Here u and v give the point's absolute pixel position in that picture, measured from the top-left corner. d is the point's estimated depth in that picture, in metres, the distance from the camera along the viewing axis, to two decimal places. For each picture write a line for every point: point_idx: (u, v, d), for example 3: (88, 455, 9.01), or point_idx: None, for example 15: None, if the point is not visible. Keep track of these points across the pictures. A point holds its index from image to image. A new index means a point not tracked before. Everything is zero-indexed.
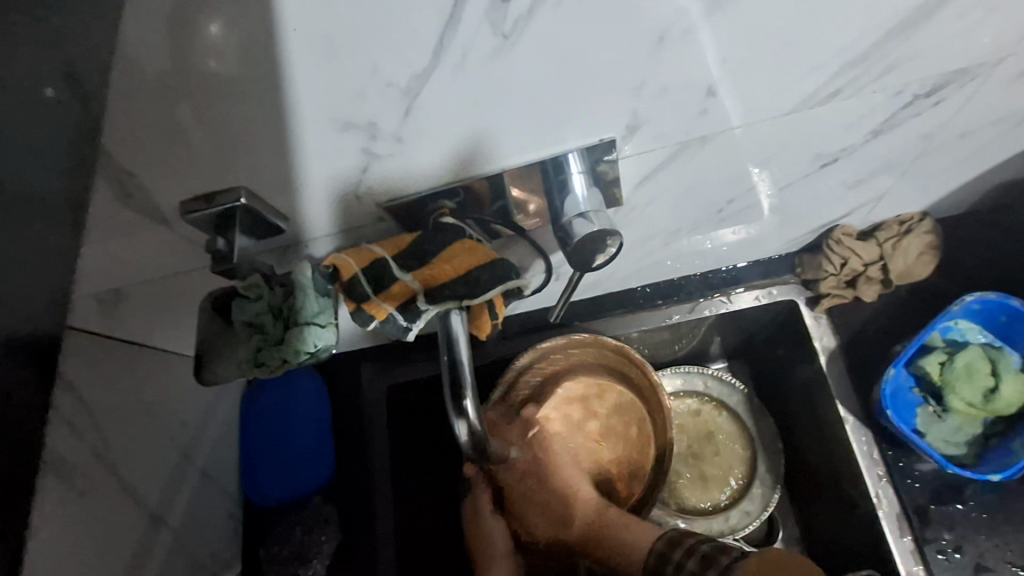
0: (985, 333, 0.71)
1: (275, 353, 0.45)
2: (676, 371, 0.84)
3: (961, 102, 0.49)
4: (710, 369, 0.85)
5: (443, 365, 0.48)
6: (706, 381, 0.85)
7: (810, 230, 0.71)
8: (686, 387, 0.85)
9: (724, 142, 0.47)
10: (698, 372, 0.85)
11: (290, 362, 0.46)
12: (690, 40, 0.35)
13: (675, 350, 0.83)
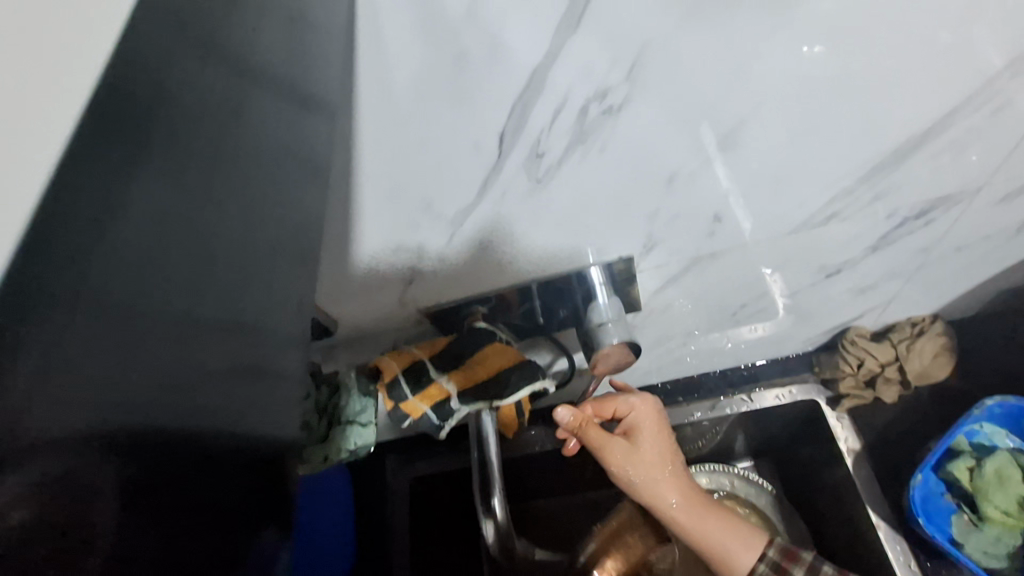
0: (1013, 438, 0.68)
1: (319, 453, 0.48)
2: (700, 470, 0.78)
3: (950, 223, 0.54)
4: (736, 469, 0.79)
5: (471, 464, 0.51)
6: (733, 481, 0.79)
7: (823, 330, 0.74)
8: (712, 487, 0.78)
9: (734, 257, 0.52)
10: (723, 470, 0.79)
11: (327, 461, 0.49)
12: (697, 179, 0.41)
13: (700, 448, 0.83)
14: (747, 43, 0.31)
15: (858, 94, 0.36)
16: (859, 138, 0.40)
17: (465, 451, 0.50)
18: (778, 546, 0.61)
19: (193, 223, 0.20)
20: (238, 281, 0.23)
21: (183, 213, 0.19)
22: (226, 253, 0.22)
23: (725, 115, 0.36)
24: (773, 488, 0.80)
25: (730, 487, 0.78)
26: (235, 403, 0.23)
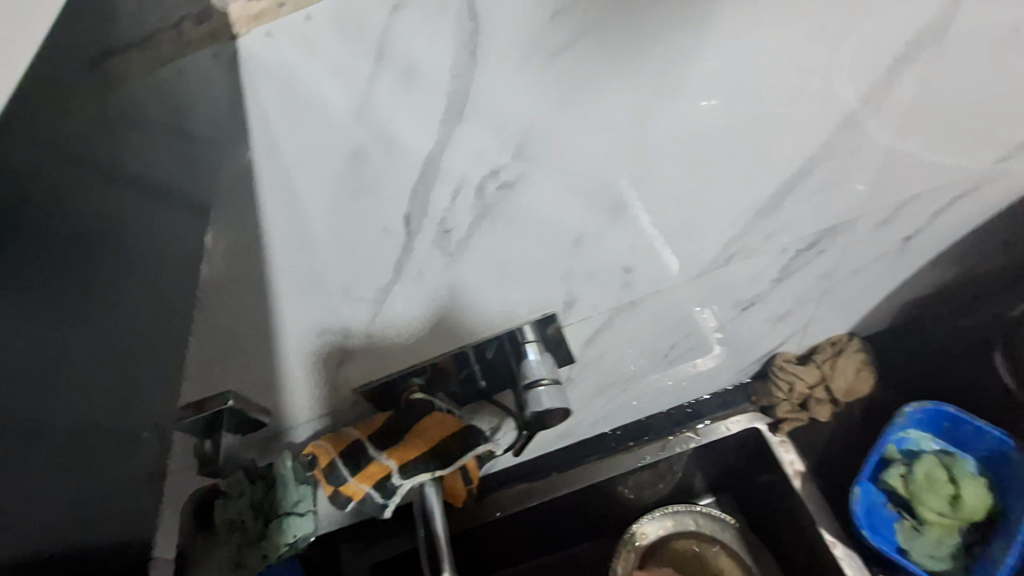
0: (938, 441, 0.71)
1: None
2: (664, 512, 0.82)
3: (838, 251, 0.58)
4: (698, 506, 0.83)
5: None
6: (697, 520, 0.82)
7: (753, 359, 0.78)
8: (677, 527, 0.82)
9: (652, 304, 0.55)
10: (687, 510, 0.82)
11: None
12: (601, 238, 0.44)
13: (660, 490, 0.84)
14: (618, 119, 0.35)
15: (727, 152, 0.40)
16: (738, 189, 0.44)
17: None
18: None
19: (78, 306, 0.22)
20: (133, 353, 0.25)
21: (69, 297, 0.22)
22: (111, 330, 0.24)
23: (615, 179, 0.39)
24: (737, 522, 0.83)
25: (694, 527, 0.81)
26: (119, 466, 0.26)
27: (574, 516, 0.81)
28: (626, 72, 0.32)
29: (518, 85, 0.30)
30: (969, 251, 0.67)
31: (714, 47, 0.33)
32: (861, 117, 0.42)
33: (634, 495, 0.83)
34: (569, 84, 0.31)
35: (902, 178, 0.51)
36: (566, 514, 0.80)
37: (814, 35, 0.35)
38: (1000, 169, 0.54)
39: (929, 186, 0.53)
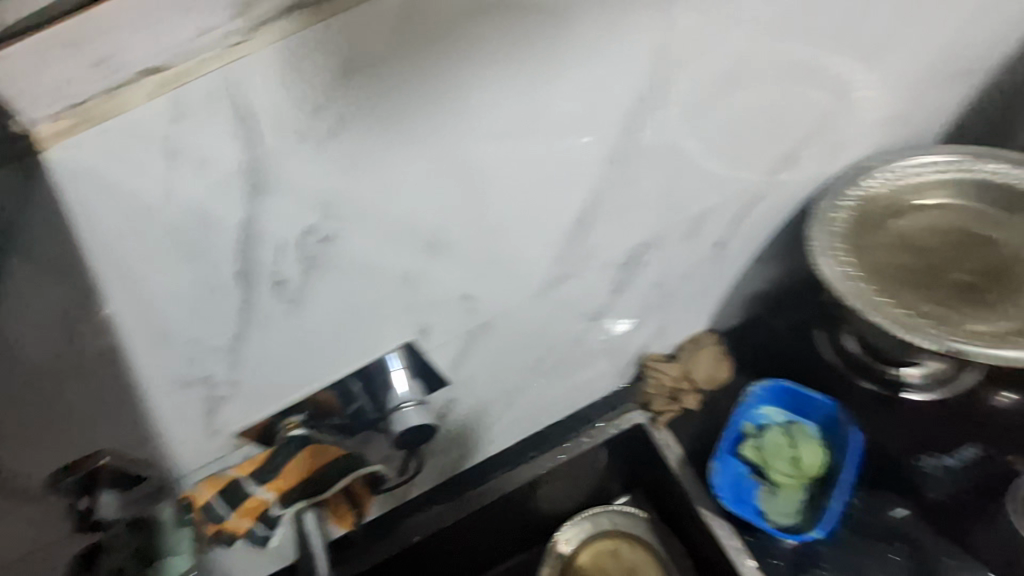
0: (783, 413, 0.81)
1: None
2: (582, 516, 0.94)
3: (660, 262, 0.69)
4: (613, 506, 0.95)
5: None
6: (612, 518, 0.95)
7: (625, 362, 0.87)
8: (596, 528, 0.94)
9: (503, 324, 0.63)
10: (602, 511, 0.95)
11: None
12: (428, 272, 0.52)
13: (571, 492, 0.93)
14: (410, 177, 0.43)
15: (518, 194, 0.49)
16: (540, 221, 0.53)
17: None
18: None
19: None
20: None
21: None
22: None
23: (423, 225, 0.47)
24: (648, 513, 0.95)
25: (610, 525, 0.94)
26: None
27: (502, 528, 0.91)
28: (404, 142, 0.41)
29: (311, 158, 0.38)
30: (784, 249, 0.78)
31: (474, 117, 0.42)
32: (624, 154, 0.52)
33: (548, 501, 0.92)
34: (356, 155, 0.40)
35: (690, 195, 0.61)
36: (494, 527, 0.90)
37: (555, 100, 0.44)
38: (774, 180, 0.66)
39: (718, 199, 0.64)
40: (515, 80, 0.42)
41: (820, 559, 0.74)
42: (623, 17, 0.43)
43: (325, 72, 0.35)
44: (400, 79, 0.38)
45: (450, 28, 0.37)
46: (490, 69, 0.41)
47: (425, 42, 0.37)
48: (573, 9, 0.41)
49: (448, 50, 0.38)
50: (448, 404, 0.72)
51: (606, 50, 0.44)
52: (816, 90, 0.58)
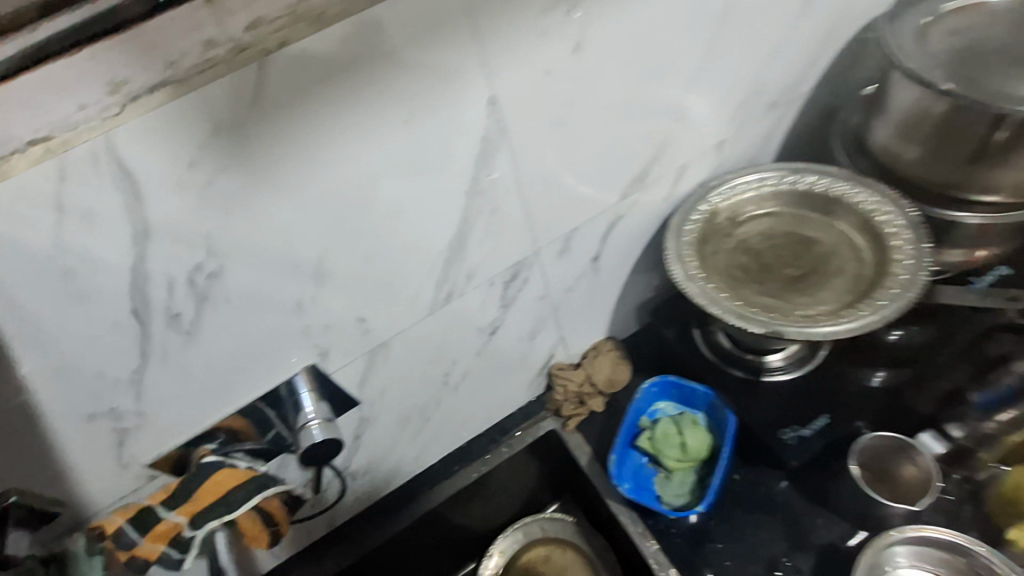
0: (675, 405, 0.91)
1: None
2: (515, 527, 1.00)
3: (540, 277, 0.78)
4: (543, 514, 1.01)
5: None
6: (543, 526, 1.00)
7: (534, 374, 0.95)
8: (529, 538, 1.00)
9: (402, 342, 0.71)
10: (533, 520, 1.01)
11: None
12: (320, 299, 0.58)
13: (499, 503, 0.99)
14: (285, 217, 0.50)
15: (390, 226, 0.58)
16: (416, 248, 0.62)
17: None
18: None
19: None
20: None
21: None
22: None
23: (304, 258, 0.54)
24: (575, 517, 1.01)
25: (541, 533, 1.00)
26: None
27: (435, 544, 0.96)
28: (275, 188, 0.48)
29: (190, 205, 0.45)
30: (653, 259, 0.90)
31: (335, 165, 0.50)
32: (481, 188, 0.61)
33: (478, 513, 0.98)
34: (232, 202, 0.47)
35: (554, 219, 0.71)
36: (427, 543, 0.95)
37: (407, 148, 0.53)
38: (630, 201, 0.77)
39: (583, 219, 0.75)
40: (374, 131, 0.50)
41: (713, 537, 0.82)
42: (458, 81, 0.51)
43: (195, 135, 0.42)
44: (262, 137, 0.45)
45: (300, 95, 0.45)
46: (344, 126, 0.48)
47: (279, 107, 0.45)
48: (410, 76, 0.49)
49: (301, 113, 0.46)
50: (363, 423, 0.77)
51: (448, 107, 0.52)
52: (651, 124, 0.70)
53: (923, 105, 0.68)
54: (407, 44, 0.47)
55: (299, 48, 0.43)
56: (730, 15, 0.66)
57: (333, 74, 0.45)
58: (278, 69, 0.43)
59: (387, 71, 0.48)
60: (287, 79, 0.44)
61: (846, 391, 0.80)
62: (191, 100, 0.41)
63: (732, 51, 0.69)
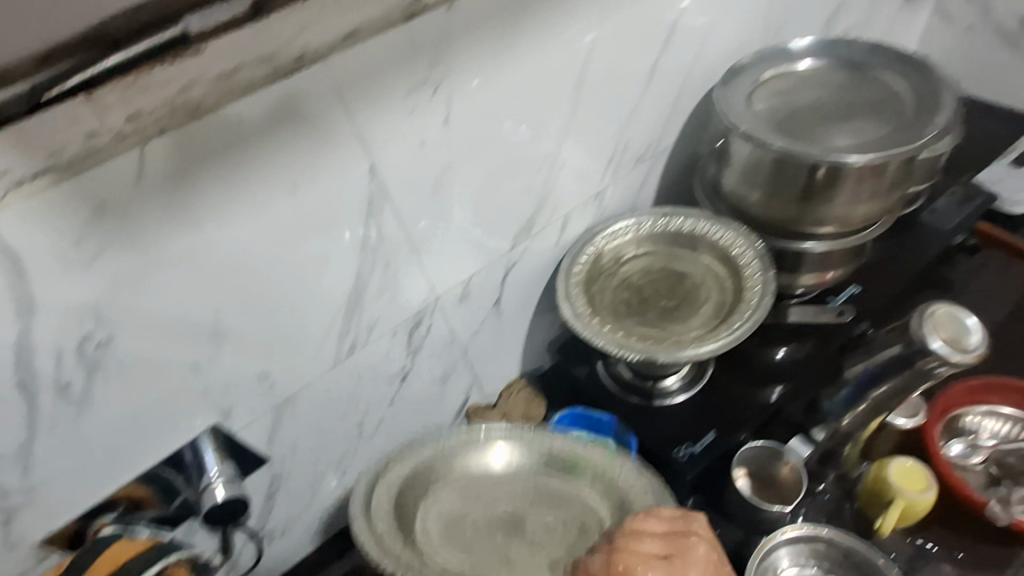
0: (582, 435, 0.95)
1: (406, 566, 0.66)
2: None
3: (444, 323, 0.83)
4: None
5: (533, 530, 0.71)
6: None
7: (452, 418, 0.98)
8: None
9: (308, 397, 0.73)
10: None
11: (434, 552, 0.69)
12: (218, 360, 0.61)
13: None
14: (174, 285, 0.54)
15: (284, 286, 0.61)
16: (315, 306, 0.66)
17: (519, 540, 0.70)
18: None
19: None
20: None
21: None
22: None
23: (200, 322, 0.57)
24: None
25: None
26: None
27: None
28: (161, 259, 0.52)
29: (76, 280, 0.48)
30: (554, 300, 0.97)
31: (221, 234, 0.54)
32: (372, 246, 0.67)
33: None
34: (119, 273, 0.50)
35: (449, 268, 0.78)
36: None
37: (295, 216, 0.58)
38: (520, 249, 0.85)
39: (478, 267, 0.81)
40: (261, 203, 0.55)
41: None
42: (337, 156, 0.58)
43: (79, 217, 0.46)
44: (146, 214, 0.49)
45: (183, 177, 0.50)
46: (230, 201, 0.53)
47: (161, 187, 0.49)
48: (291, 155, 0.55)
49: (185, 192, 0.51)
50: (276, 480, 0.78)
51: (329, 177, 0.58)
52: (527, 180, 0.79)
53: (755, 157, 0.80)
54: (283, 126, 0.53)
55: (177, 135, 0.48)
56: (585, 87, 0.76)
57: (215, 156, 0.51)
58: (157, 154, 0.48)
59: (266, 149, 0.53)
60: (167, 162, 0.48)
61: (738, 407, 0.87)
62: (73, 185, 0.45)
63: (593, 115, 0.80)
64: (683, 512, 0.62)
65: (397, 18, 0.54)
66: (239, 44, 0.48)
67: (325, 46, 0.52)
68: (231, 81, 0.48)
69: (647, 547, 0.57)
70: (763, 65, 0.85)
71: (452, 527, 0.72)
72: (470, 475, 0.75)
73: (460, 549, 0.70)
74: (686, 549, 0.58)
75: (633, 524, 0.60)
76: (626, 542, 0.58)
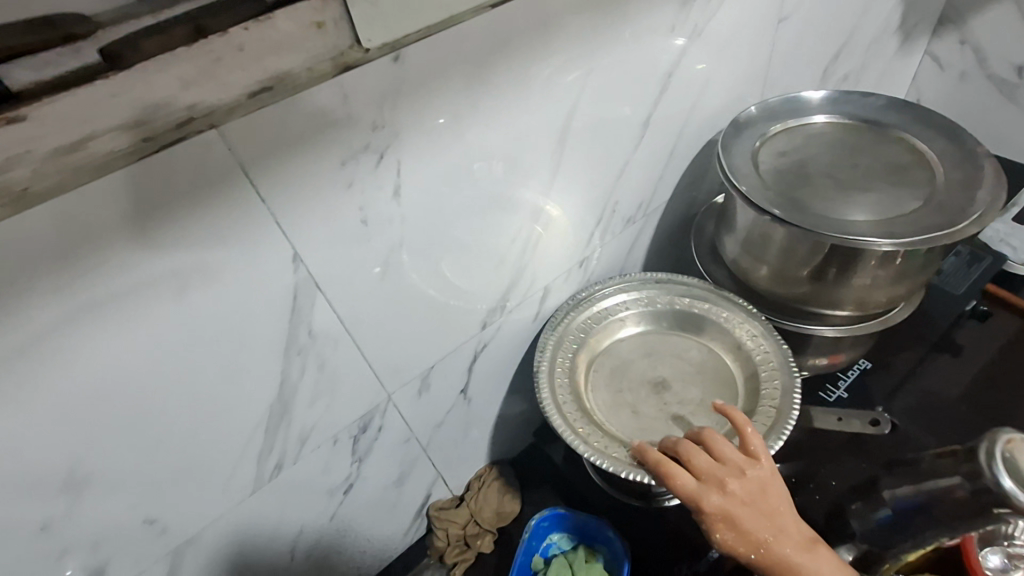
0: (573, 538, 0.82)
1: (570, 414, 0.67)
2: None
3: (399, 419, 0.69)
4: None
5: (678, 384, 0.73)
6: None
7: (411, 518, 0.83)
8: None
9: (218, 532, 0.58)
10: None
11: (602, 401, 0.71)
12: (78, 510, 0.47)
13: None
14: (42, 393, 0.41)
15: (190, 393, 0.48)
16: (221, 424, 0.52)
17: (665, 396, 0.72)
18: (774, 563, 0.53)
19: None
20: None
21: None
22: None
23: (48, 471, 0.43)
24: None
25: None
26: None
27: None
28: (19, 362, 0.39)
29: None
30: (529, 381, 0.84)
31: (120, 322, 0.42)
32: (300, 345, 0.53)
33: None
34: None
35: (404, 358, 0.63)
36: None
37: (184, 322, 0.45)
38: (491, 331, 0.71)
39: (444, 352, 0.67)
40: (128, 314, 0.42)
41: None
42: (240, 247, 0.44)
43: None
44: None
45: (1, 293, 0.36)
46: (82, 316, 0.40)
47: (32, 264, 0.36)
48: (174, 248, 0.41)
49: (11, 310, 0.37)
50: None
51: (261, 256, 0.46)
52: (501, 248, 0.65)
53: (761, 227, 0.69)
54: (210, 188, 0.41)
55: (64, 198, 0.36)
56: (569, 142, 0.64)
57: (52, 258, 0.37)
58: (31, 223, 0.35)
59: (190, 215, 0.41)
60: (44, 232, 0.36)
61: None
62: None
63: (578, 173, 0.68)
64: (763, 455, 0.56)
65: (326, 69, 0.42)
66: (92, 103, 0.33)
67: (223, 105, 0.38)
68: (77, 157, 0.34)
69: (692, 464, 0.56)
70: (770, 119, 0.75)
71: (615, 371, 0.74)
72: (636, 338, 0.77)
73: (621, 394, 0.72)
74: (727, 476, 0.55)
75: (706, 439, 0.58)
76: (681, 453, 0.58)
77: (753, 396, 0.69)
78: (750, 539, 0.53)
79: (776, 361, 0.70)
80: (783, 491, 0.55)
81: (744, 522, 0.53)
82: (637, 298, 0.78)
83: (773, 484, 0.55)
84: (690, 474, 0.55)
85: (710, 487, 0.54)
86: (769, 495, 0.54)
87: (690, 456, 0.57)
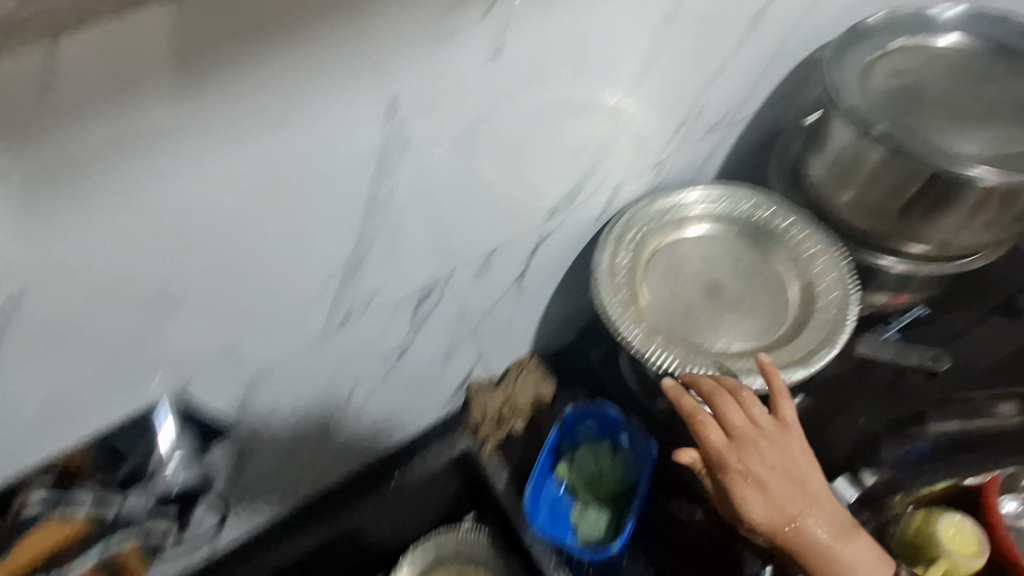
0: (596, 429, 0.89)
1: (625, 307, 0.68)
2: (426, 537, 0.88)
3: (456, 295, 0.71)
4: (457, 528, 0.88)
5: (730, 287, 0.74)
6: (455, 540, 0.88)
7: (451, 392, 0.89)
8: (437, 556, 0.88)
9: (287, 369, 0.63)
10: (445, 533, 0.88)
11: (655, 300, 0.72)
12: (169, 325, 0.50)
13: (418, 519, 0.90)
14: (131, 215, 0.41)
15: (278, 229, 0.49)
16: (300, 266, 0.54)
17: (717, 299, 0.73)
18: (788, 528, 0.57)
19: None
20: None
21: None
22: None
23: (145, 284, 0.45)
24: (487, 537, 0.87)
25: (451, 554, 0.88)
26: None
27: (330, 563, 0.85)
28: (123, 171, 0.38)
29: None
30: (580, 281, 0.84)
31: (218, 146, 0.41)
32: (381, 202, 0.54)
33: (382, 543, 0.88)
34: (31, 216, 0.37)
35: (474, 232, 0.65)
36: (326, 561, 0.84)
37: (277, 154, 0.45)
38: (554, 223, 0.71)
39: (509, 235, 0.68)
40: (226, 138, 0.41)
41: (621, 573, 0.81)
42: (339, 88, 0.44)
43: None
44: (92, 117, 0.35)
45: (115, 94, 0.35)
46: (185, 134, 0.39)
47: (121, 80, 0.35)
48: (276, 76, 0.40)
49: (121, 115, 0.36)
50: (244, 452, 0.68)
51: (362, 100, 0.46)
52: (583, 134, 0.63)
53: (856, 149, 0.65)
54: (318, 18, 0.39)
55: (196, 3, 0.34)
56: (672, 26, 0.60)
57: (165, 66, 0.35)
58: (158, 22, 0.34)
59: (295, 44, 0.40)
60: (131, 46, 0.34)
61: None
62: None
63: (670, 68, 0.64)
64: (792, 421, 0.59)
65: None
66: None
67: None
68: None
69: (724, 422, 0.58)
70: (888, 33, 0.69)
71: (671, 269, 0.75)
72: (694, 239, 0.76)
73: (676, 293, 0.73)
74: (757, 440, 0.58)
75: (740, 396, 0.60)
76: (711, 407, 0.59)
77: (805, 306, 0.70)
78: (771, 503, 0.56)
79: (836, 274, 0.71)
80: (804, 459, 0.59)
81: (769, 488, 0.57)
82: (703, 196, 0.76)
83: (797, 452, 0.59)
84: (722, 433, 0.58)
85: (739, 450, 0.57)
86: (793, 464, 0.58)
87: (722, 410, 0.59)
